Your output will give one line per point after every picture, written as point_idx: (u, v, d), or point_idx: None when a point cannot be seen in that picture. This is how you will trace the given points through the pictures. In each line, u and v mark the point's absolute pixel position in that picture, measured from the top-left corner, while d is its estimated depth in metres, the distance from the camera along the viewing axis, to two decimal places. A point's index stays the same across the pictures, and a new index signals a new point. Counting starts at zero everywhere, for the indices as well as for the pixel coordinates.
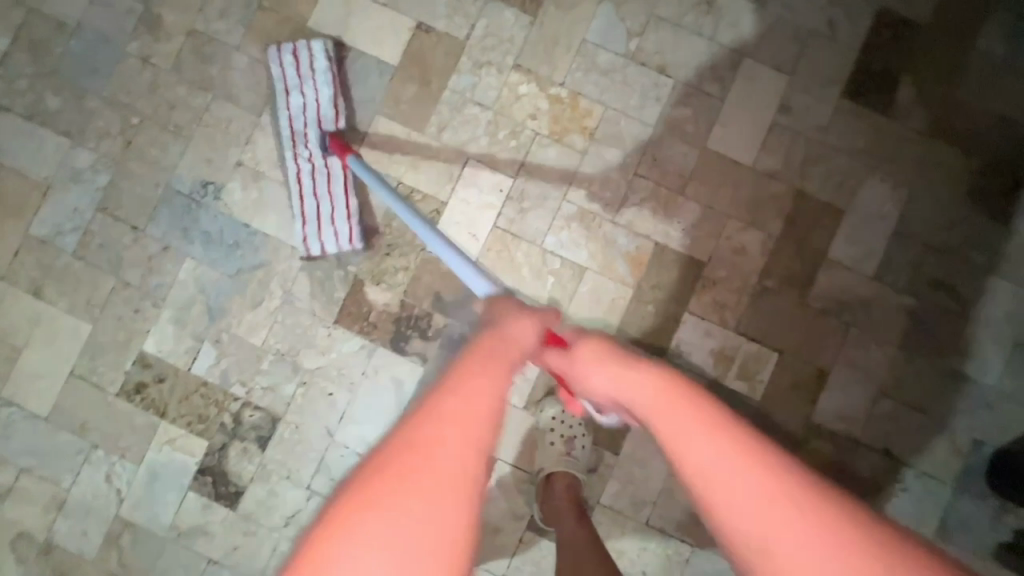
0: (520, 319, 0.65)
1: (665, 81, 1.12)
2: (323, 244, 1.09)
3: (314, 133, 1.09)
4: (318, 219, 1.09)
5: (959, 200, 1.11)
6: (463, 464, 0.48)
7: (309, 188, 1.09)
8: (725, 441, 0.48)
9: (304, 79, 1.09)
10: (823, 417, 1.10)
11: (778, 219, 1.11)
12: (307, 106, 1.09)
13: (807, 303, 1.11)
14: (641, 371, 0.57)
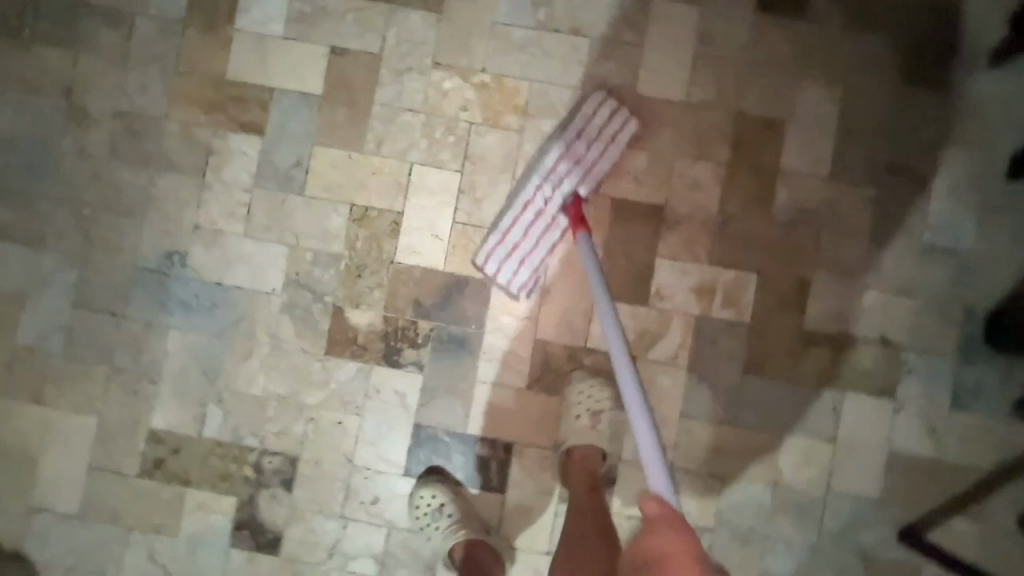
0: (664, 538, 0.70)
1: (583, 42, 1.13)
2: (501, 270, 1.10)
3: (565, 190, 1.08)
4: (509, 251, 1.09)
5: (894, 82, 1.12)
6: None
7: (523, 231, 1.09)
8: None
9: (603, 139, 1.09)
10: (816, 323, 1.12)
11: (724, 145, 1.12)
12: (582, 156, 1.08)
13: (772, 219, 1.12)
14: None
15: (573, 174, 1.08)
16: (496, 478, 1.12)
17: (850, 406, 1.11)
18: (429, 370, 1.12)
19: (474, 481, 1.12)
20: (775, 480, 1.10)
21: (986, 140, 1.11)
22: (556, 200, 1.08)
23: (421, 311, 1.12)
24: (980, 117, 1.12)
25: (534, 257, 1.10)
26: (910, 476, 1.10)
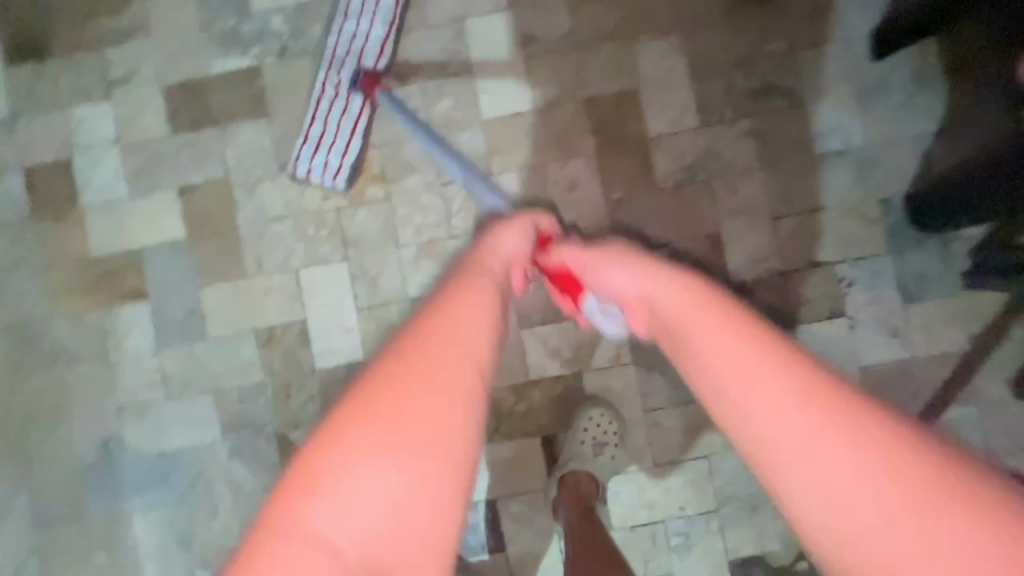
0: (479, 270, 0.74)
1: (413, 90, 1.11)
2: (306, 171, 1.10)
3: (352, 79, 1.10)
4: (314, 145, 1.11)
5: (728, 9, 1.08)
6: (423, 406, 0.55)
7: (323, 113, 1.10)
8: (763, 347, 0.56)
9: (365, 6, 1.09)
10: (740, 272, 1.08)
11: (587, 134, 1.09)
12: (355, 31, 1.09)
13: (660, 187, 1.08)
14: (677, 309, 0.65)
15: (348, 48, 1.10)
16: (492, 538, 1.09)
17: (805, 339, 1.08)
18: None
19: (471, 549, 1.09)
20: None
21: (838, 28, 1.07)
22: (345, 66, 1.10)
23: None
24: (824, 8, 1.07)
25: (338, 143, 1.10)
26: (888, 383, 1.07)
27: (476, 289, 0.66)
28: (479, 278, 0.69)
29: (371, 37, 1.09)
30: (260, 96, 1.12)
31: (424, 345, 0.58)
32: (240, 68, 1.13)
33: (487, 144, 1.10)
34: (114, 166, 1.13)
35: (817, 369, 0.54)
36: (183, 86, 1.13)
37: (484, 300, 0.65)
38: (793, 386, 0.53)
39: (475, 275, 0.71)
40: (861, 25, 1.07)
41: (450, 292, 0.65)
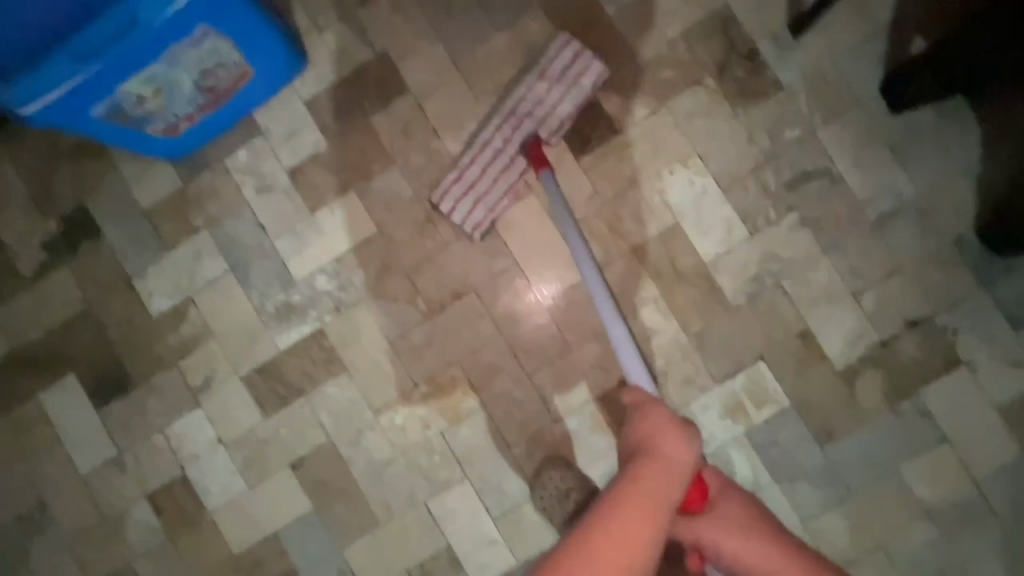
0: (676, 441, 0.70)
1: (469, 298, 1.13)
2: (472, 172, 1.08)
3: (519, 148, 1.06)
4: (467, 186, 1.08)
5: (735, 116, 1.09)
6: (632, 573, 0.59)
7: (481, 162, 1.08)
8: (783, 556, 0.75)
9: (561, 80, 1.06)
10: (844, 355, 1.07)
11: (647, 279, 1.10)
12: (542, 96, 1.07)
13: (735, 304, 1.09)
14: (748, 540, 0.76)
15: (528, 125, 1.06)
16: None
17: (931, 399, 1.06)
18: None
19: None
20: (925, 512, 1.05)
21: (847, 95, 1.07)
22: (515, 136, 1.06)
23: None
24: (827, 81, 1.08)
25: (492, 194, 1.08)
26: None
27: (657, 470, 0.67)
28: (677, 460, 0.68)
29: (561, 107, 1.07)
30: (332, 353, 1.15)
31: (616, 516, 0.61)
32: (305, 334, 1.16)
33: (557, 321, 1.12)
34: (224, 466, 1.17)
35: (821, 558, 0.76)
36: (260, 370, 1.17)
37: (675, 485, 0.66)
38: (804, 561, 0.74)
39: (666, 460, 0.68)
40: (868, 83, 1.07)
41: (632, 479, 0.66)
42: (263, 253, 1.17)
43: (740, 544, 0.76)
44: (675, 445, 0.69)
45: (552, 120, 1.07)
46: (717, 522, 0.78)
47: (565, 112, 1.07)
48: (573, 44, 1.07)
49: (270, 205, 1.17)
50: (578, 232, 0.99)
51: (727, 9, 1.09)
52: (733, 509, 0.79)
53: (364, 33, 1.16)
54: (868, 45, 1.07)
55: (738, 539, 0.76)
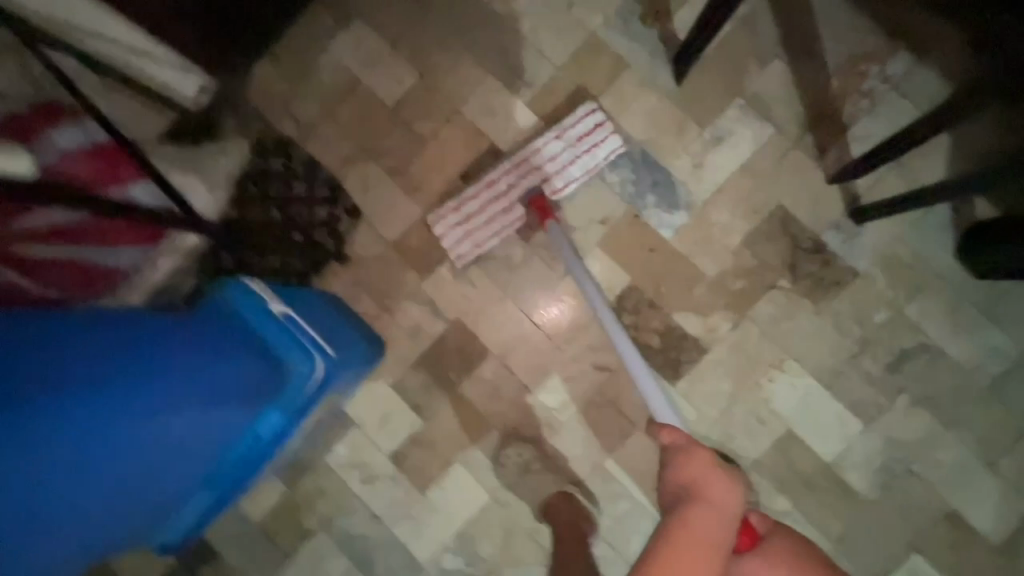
0: (721, 484, 0.72)
1: (599, 546, 1.11)
2: (462, 215, 1.13)
3: (531, 181, 1.12)
4: (461, 218, 1.13)
5: (817, 310, 1.09)
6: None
7: (485, 205, 1.13)
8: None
9: (582, 138, 1.11)
10: (998, 528, 1.04)
11: (774, 491, 1.08)
12: (554, 154, 1.12)
13: (870, 498, 1.06)
14: (789, 567, 0.71)
15: (533, 180, 1.12)
16: None
17: None
18: None
19: None
20: None
21: (925, 268, 1.07)
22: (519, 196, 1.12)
23: None
24: (901, 260, 1.08)
25: (479, 228, 1.13)
26: None
27: (702, 513, 0.67)
28: (727, 505, 0.69)
29: (574, 173, 1.12)
30: None
31: (675, 550, 0.63)
32: None
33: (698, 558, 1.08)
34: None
35: None
36: None
37: (722, 531, 0.66)
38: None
39: (715, 507, 0.69)
40: (943, 253, 1.07)
41: (681, 518, 0.67)
42: (383, 544, 1.16)
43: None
44: (720, 494, 0.70)
45: (559, 177, 1.12)
46: (719, 478, 0.73)
47: (574, 172, 1.12)
48: (596, 112, 1.11)
49: (380, 494, 1.17)
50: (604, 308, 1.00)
51: (782, 210, 1.11)
52: (780, 546, 0.73)
53: (432, 307, 1.17)
54: (932, 216, 1.07)
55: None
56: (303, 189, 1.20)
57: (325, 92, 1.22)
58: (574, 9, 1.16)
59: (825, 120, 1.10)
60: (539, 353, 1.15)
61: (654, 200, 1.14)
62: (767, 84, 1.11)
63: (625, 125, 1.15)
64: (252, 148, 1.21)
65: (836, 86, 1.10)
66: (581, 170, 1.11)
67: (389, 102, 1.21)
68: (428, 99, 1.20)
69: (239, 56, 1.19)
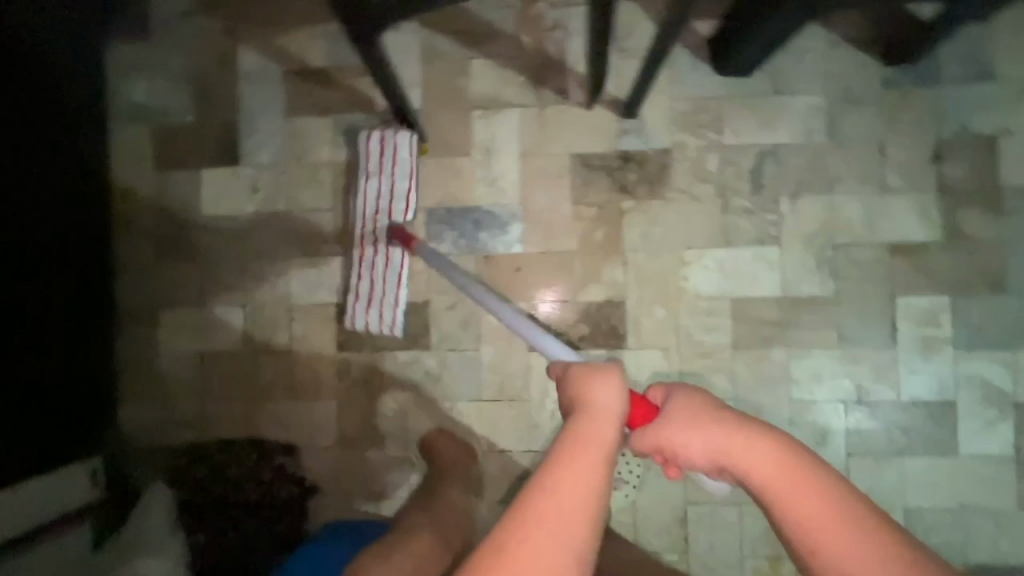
0: (594, 385, 0.62)
1: (692, 509, 1.14)
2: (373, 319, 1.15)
3: (382, 223, 1.14)
4: (365, 304, 1.15)
5: (669, 198, 1.15)
6: (560, 557, 0.50)
7: (367, 279, 1.15)
8: (732, 436, 0.60)
9: (385, 164, 1.13)
10: (934, 227, 1.10)
11: (763, 350, 1.13)
12: (375, 188, 1.14)
13: (833, 289, 1.12)
14: (701, 421, 0.62)
15: (381, 218, 1.13)
16: None
17: (1015, 176, 1.09)
18: None
19: None
20: None
21: (709, 102, 1.14)
22: (381, 238, 1.13)
23: None
24: (688, 110, 1.14)
25: (388, 295, 1.14)
26: None
27: (590, 423, 0.58)
28: (605, 402, 0.60)
29: (401, 185, 1.13)
30: None
31: (556, 479, 0.54)
32: None
33: (779, 425, 1.12)
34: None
35: (824, 468, 0.57)
36: None
37: (611, 436, 0.58)
38: (773, 448, 0.58)
39: (591, 405, 0.60)
40: (707, 79, 1.14)
41: (574, 436, 0.57)
42: None
43: (693, 436, 0.62)
44: (597, 395, 0.61)
45: (397, 201, 1.13)
46: (604, 379, 0.62)
47: (402, 187, 1.13)
48: (373, 133, 1.13)
49: None
50: (479, 286, 0.93)
51: (578, 156, 1.17)
52: (682, 402, 0.66)
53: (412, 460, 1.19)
54: (671, 60, 1.14)
55: (685, 430, 0.63)
56: (238, 467, 1.20)
57: (187, 384, 1.24)
58: (304, 159, 1.22)
59: (543, 69, 1.17)
60: (515, 417, 1.17)
61: (486, 233, 1.18)
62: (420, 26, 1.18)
63: (415, 202, 1.20)
64: (171, 476, 1.22)
65: (529, 41, 1.17)
66: (408, 182, 1.13)
67: (240, 345, 1.24)
68: (264, 318, 1.23)
69: (96, 422, 1.20)
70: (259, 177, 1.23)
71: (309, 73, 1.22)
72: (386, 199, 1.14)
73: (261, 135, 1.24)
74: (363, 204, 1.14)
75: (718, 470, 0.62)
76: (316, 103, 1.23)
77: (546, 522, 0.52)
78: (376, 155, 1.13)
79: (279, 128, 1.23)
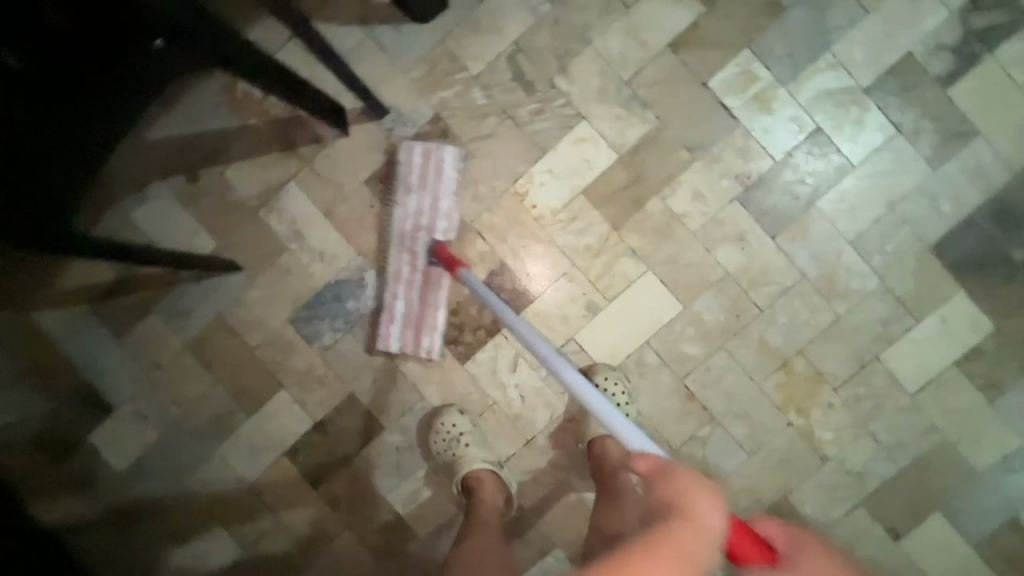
0: (706, 502, 0.53)
1: (693, 382, 1.12)
2: (395, 333, 1.10)
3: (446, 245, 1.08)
4: (399, 321, 1.10)
5: (469, 153, 1.12)
6: None
7: (404, 296, 1.10)
8: None
9: (422, 184, 1.08)
10: (691, 5, 1.09)
11: (643, 212, 1.11)
12: (417, 212, 1.09)
13: (655, 117, 1.10)
14: None
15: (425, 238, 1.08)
16: None
17: None
18: None
19: None
20: None
21: (437, 52, 1.11)
22: (420, 257, 1.09)
23: (1013, 268, 1.09)
24: (425, 71, 1.11)
25: (403, 305, 1.10)
26: None
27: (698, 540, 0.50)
28: (715, 527, 0.51)
29: (446, 205, 1.09)
30: (772, 508, 1.13)
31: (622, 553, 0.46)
32: None
33: (702, 260, 1.11)
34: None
35: None
36: None
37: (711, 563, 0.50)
38: None
39: (695, 524, 0.51)
40: (419, 35, 1.11)
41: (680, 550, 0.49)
42: None
43: None
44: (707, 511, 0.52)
45: (440, 219, 1.08)
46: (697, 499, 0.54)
47: (446, 207, 1.08)
48: (418, 148, 1.08)
49: None
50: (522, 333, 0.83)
51: (371, 180, 1.14)
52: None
53: (446, 526, 1.17)
54: (377, 42, 1.11)
55: None
56: None
57: None
58: (163, 361, 1.18)
59: (288, 134, 1.14)
60: (497, 424, 1.15)
61: (352, 300, 1.15)
62: (115, 150, 1.12)
63: (277, 322, 1.16)
64: None
65: (258, 121, 1.14)
66: (449, 200, 1.08)
67: (238, 550, 1.20)
68: (240, 511, 1.20)
69: None
70: (140, 405, 1.19)
71: (107, 289, 1.17)
72: (429, 216, 1.09)
73: (111, 372, 1.19)
74: (401, 222, 1.09)
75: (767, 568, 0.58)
76: (131, 310, 1.18)
77: None
78: (418, 178, 1.08)
79: (120, 355, 1.18)
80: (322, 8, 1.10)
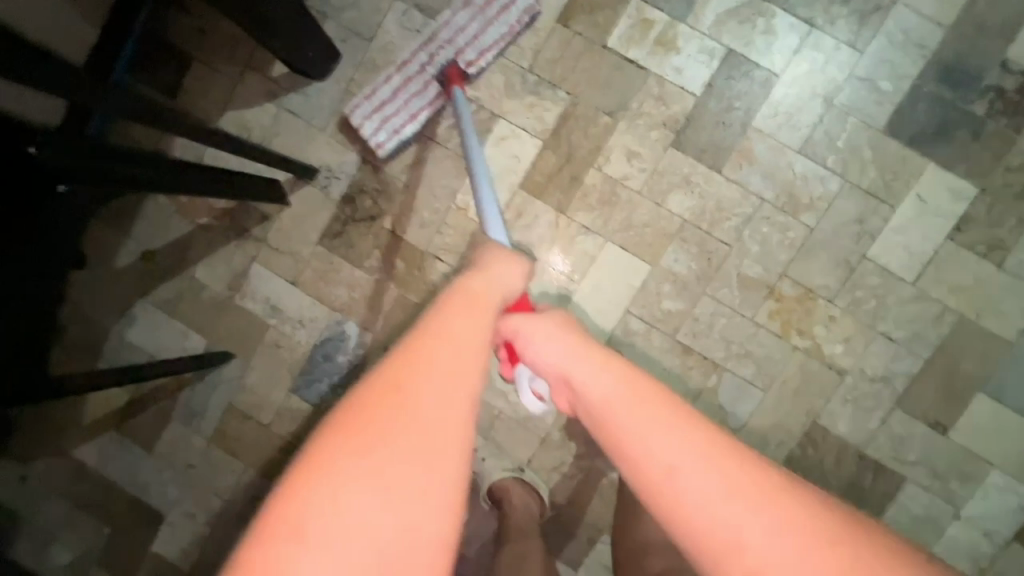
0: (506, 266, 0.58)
1: (685, 335, 1.10)
2: (382, 117, 1.09)
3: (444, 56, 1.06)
4: (376, 103, 1.09)
5: (404, 185, 1.15)
6: (445, 372, 0.45)
7: (396, 85, 1.08)
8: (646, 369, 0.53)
9: (486, 10, 1.06)
10: None
11: (583, 187, 1.10)
12: (463, 28, 1.06)
13: (567, 94, 1.10)
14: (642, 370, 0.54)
15: (449, 53, 1.06)
16: None
17: None
18: (993, 57, 1.02)
19: None
20: None
21: (345, 101, 1.15)
22: (432, 66, 1.07)
23: (976, 124, 1.03)
24: (340, 122, 1.15)
25: (402, 116, 1.09)
26: None
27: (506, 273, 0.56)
28: (508, 284, 0.56)
29: (486, 39, 1.07)
30: (805, 436, 1.09)
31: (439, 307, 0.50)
32: (803, 468, 1.09)
33: (655, 214, 1.09)
34: (994, 485, 1.07)
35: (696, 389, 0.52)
36: (858, 501, 1.09)
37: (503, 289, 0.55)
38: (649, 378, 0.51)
39: (491, 277, 0.55)
40: (324, 92, 1.15)
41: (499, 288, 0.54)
42: None
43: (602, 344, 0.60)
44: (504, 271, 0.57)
45: (473, 49, 1.07)
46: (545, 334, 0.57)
47: (488, 43, 1.06)
48: None
49: None
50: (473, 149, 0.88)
51: (323, 238, 1.18)
52: None
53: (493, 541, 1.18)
54: (289, 111, 1.16)
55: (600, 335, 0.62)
56: None
57: None
58: (194, 460, 1.25)
59: (238, 221, 1.19)
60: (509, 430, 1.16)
61: (341, 354, 1.19)
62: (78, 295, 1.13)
63: (281, 395, 1.22)
64: None
65: (208, 218, 1.20)
66: (492, 39, 1.07)
67: None
68: None
69: None
70: (186, 506, 1.26)
71: (129, 410, 1.26)
72: (466, 40, 1.06)
73: (153, 484, 1.26)
74: (439, 28, 1.07)
75: (566, 383, 0.53)
76: (154, 422, 1.26)
77: (410, 350, 0.46)
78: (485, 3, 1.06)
79: (155, 466, 1.26)
80: (231, 97, 1.16)
